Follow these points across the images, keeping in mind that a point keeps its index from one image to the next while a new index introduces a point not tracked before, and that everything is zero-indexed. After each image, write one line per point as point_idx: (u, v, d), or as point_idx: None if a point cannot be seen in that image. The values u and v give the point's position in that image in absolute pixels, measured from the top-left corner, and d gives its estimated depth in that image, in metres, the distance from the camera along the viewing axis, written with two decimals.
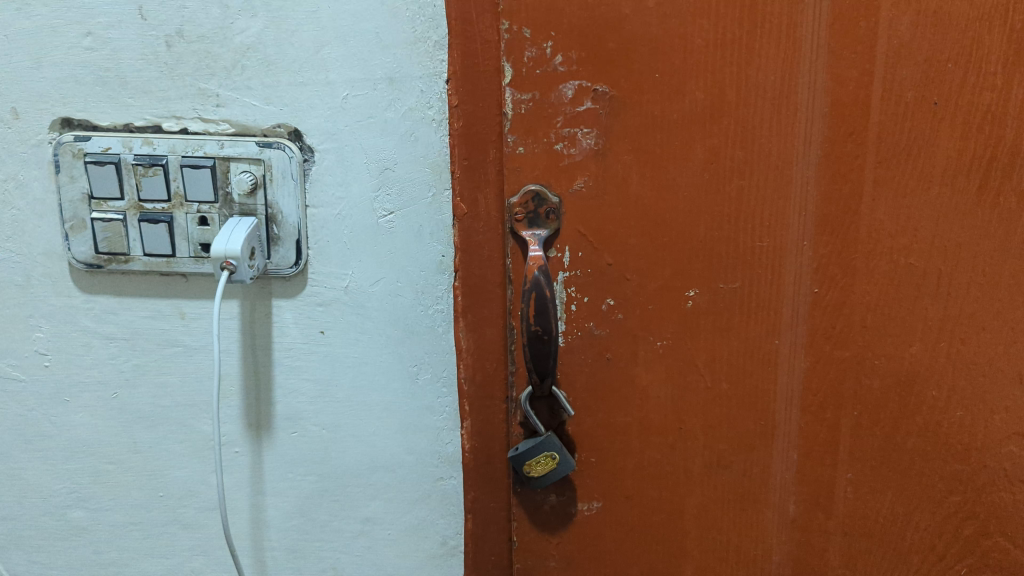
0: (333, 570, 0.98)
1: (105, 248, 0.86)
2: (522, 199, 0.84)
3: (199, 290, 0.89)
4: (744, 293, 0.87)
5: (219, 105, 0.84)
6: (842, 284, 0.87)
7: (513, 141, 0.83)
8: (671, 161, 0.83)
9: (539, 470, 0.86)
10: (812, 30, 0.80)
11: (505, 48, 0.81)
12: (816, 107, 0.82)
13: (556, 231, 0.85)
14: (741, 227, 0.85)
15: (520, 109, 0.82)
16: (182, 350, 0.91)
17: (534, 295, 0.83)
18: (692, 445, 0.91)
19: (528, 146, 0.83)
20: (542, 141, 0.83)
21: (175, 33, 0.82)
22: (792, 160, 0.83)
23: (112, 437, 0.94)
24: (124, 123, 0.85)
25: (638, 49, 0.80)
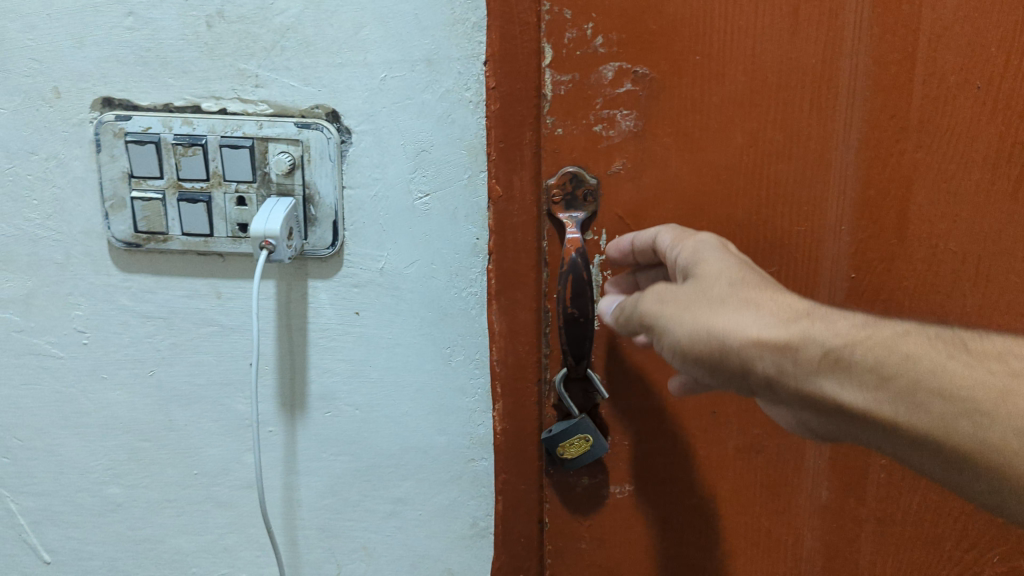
0: (364, 549, 0.99)
1: (144, 227, 0.87)
2: (559, 181, 0.84)
3: (236, 270, 0.90)
4: (780, 278, 0.87)
5: (258, 86, 0.84)
6: (881, 270, 0.86)
7: (552, 122, 0.83)
8: (710, 144, 0.82)
9: (573, 452, 0.87)
10: (855, 11, 0.79)
11: (545, 28, 0.80)
12: (857, 91, 0.81)
13: (593, 214, 0.85)
14: (779, 212, 0.84)
15: (559, 90, 0.82)
16: (218, 330, 0.92)
17: (572, 277, 0.82)
18: (726, 429, 0.92)
19: (567, 127, 0.83)
20: (580, 123, 0.83)
21: (216, 13, 0.82)
22: (832, 144, 0.82)
23: (149, 414, 0.96)
24: (164, 103, 0.85)
25: (679, 31, 0.79)
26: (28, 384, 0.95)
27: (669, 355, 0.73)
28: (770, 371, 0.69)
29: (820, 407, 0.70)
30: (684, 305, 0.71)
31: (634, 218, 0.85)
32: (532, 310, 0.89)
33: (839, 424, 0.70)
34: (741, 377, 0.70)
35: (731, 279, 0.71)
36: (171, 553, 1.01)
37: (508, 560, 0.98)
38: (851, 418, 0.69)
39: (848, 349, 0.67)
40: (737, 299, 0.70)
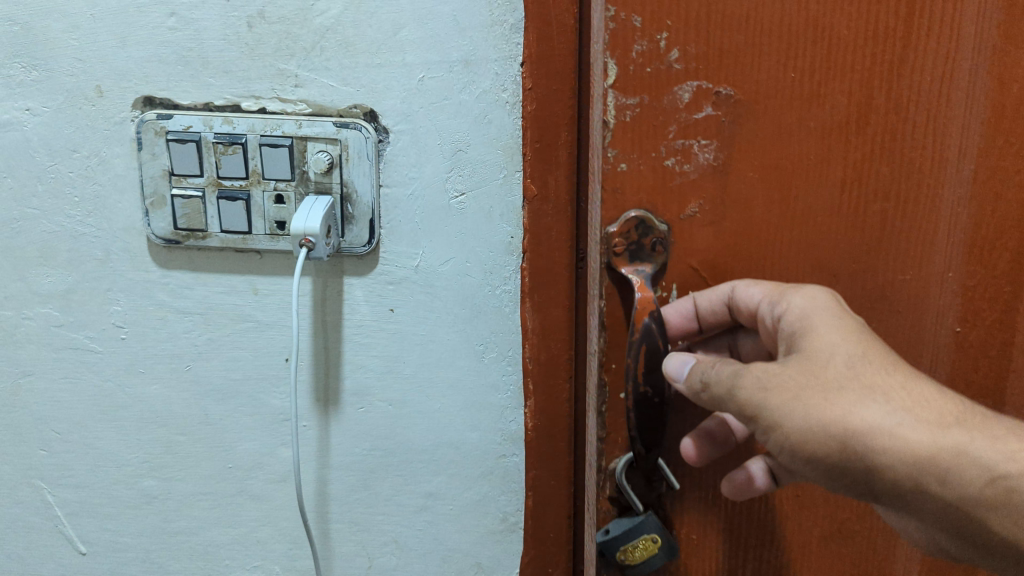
0: (395, 543, 1.00)
1: (184, 224, 0.88)
2: (622, 227, 0.78)
3: (272, 267, 0.91)
4: (882, 327, 0.84)
5: (297, 86, 0.85)
6: (989, 314, 0.84)
7: (614, 155, 0.77)
8: (808, 180, 0.78)
9: (635, 555, 0.83)
10: (974, 28, 0.76)
11: (610, 39, 0.74)
12: (975, 116, 0.78)
13: (662, 265, 0.80)
14: (881, 253, 0.81)
15: (624, 115, 0.76)
16: (254, 325, 0.93)
17: (646, 347, 0.77)
18: (811, 513, 0.88)
19: (632, 161, 0.78)
20: (649, 156, 0.78)
21: (257, 14, 0.84)
22: (943, 178, 0.80)
23: (185, 408, 0.97)
24: (204, 102, 0.86)
25: (768, 47, 0.74)
26: (67, 378, 0.96)
27: (773, 448, 0.71)
28: (903, 478, 0.70)
29: (957, 527, 0.72)
30: (795, 391, 0.68)
31: (705, 262, 0.81)
32: (564, 308, 0.92)
33: (974, 551, 0.74)
34: (861, 470, 0.69)
35: (849, 357, 0.69)
36: (205, 546, 1.02)
37: (536, 554, 1.00)
38: (985, 536, 0.72)
39: (1009, 474, 0.69)
40: (861, 385, 0.69)
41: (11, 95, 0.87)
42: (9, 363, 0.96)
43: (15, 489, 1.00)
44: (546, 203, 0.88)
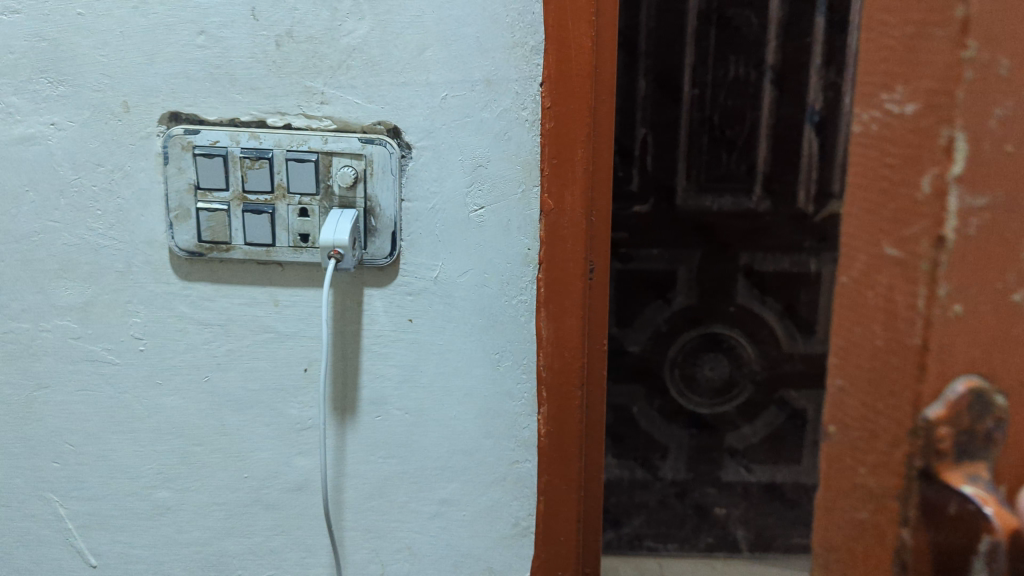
0: (408, 550, 1.02)
1: (208, 236, 0.90)
2: (952, 408, 0.43)
3: (294, 279, 0.93)
4: None
5: (323, 102, 0.88)
6: None
7: (946, 292, 0.42)
8: None
9: None
10: None
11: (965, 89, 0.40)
12: None
13: (996, 463, 0.44)
14: None
15: (968, 227, 0.41)
16: (274, 336, 0.95)
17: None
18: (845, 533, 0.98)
19: (970, 303, 0.42)
20: (993, 293, 0.42)
21: (286, 33, 0.86)
22: None
23: (201, 419, 0.98)
24: (230, 118, 0.89)
25: None
26: (83, 390, 0.97)
27: None
28: None
29: None
30: None
31: None
32: (576, 318, 0.95)
33: None
34: None
35: None
36: (217, 556, 1.03)
37: (547, 559, 1.02)
38: None
39: None
40: None
41: (36, 109, 0.89)
42: (25, 375, 0.96)
43: (26, 503, 1.01)
44: (562, 216, 0.91)
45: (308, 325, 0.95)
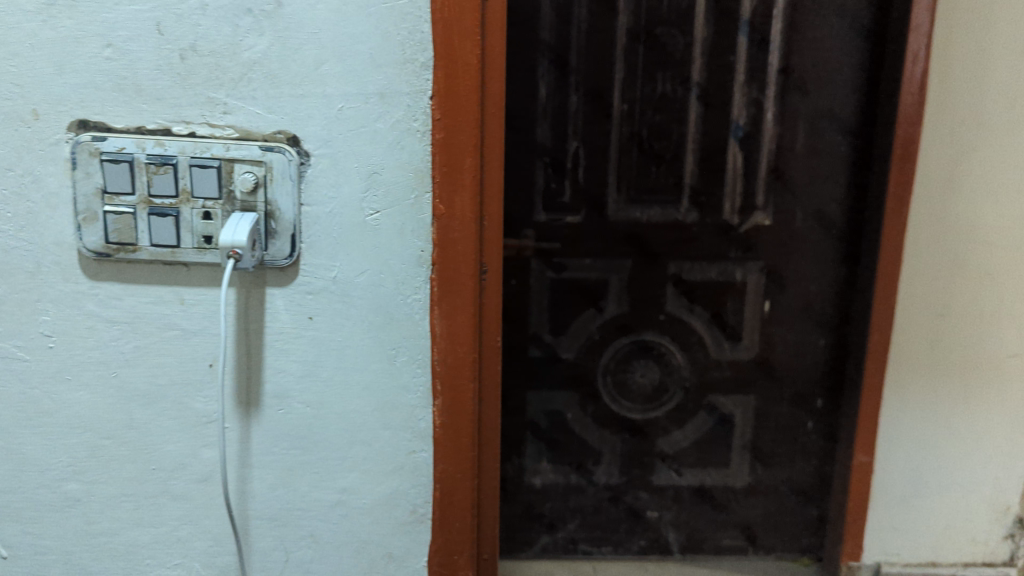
0: (311, 537, 1.08)
1: (115, 238, 0.95)
2: None
3: (198, 279, 0.99)
4: None
5: (226, 112, 0.94)
6: None
7: None
8: None
9: None
10: None
11: None
12: None
13: None
14: None
15: None
16: (180, 333, 1.00)
17: None
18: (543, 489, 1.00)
19: None
20: None
21: (189, 47, 0.92)
22: None
23: (110, 413, 1.02)
24: (136, 126, 0.94)
25: None
26: None
27: None
28: None
29: None
30: None
31: None
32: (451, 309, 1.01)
33: None
34: None
35: None
36: (126, 546, 1.07)
37: (444, 543, 1.09)
38: None
39: None
40: None
41: None
42: None
43: None
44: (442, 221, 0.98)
45: (212, 322, 1.00)
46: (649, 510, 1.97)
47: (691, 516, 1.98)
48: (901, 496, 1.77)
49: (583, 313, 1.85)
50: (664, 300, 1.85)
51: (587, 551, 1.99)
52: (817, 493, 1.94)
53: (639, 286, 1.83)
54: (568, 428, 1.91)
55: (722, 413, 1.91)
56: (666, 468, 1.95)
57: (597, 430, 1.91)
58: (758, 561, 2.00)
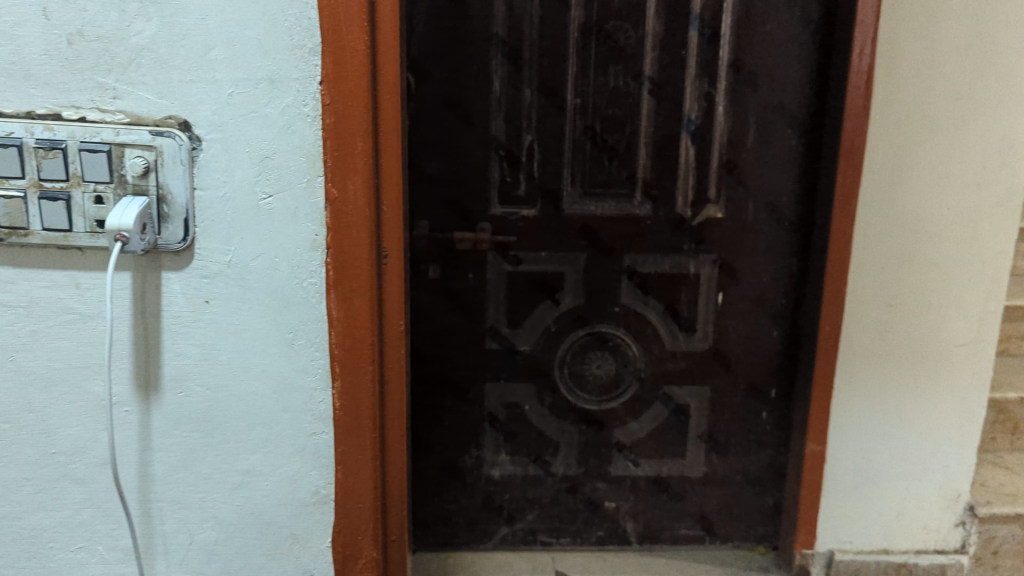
0: (214, 519, 1.09)
1: (6, 222, 0.96)
2: None
3: (93, 263, 0.99)
4: None
5: (116, 97, 0.95)
6: None
7: None
8: None
9: None
10: None
11: None
12: None
13: None
14: None
15: None
16: (77, 317, 1.01)
17: None
18: None
19: None
20: None
21: (77, 32, 0.93)
22: None
23: (8, 397, 1.03)
24: (26, 110, 0.94)
25: None
26: None
27: None
28: None
29: None
30: None
31: None
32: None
33: None
34: None
35: None
36: (29, 530, 1.08)
37: (348, 522, 1.12)
38: None
39: None
40: None
41: None
42: None
43: None
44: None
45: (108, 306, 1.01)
46: (607, 501, 1.99)
47: (648, 507, 2.00)
48: (856, 480, 1.79)
49: (541, 305, 1.85)
50: (619, 292, 1.85)
51: (546, 542, 2.00)
52: (772, 484, 1.96)
53: (594, 279, 1.84)
54: (524, 419, 1.92)
55: (677, 404, 1.93)
56: (623, 459, 1.96)
57: (555, 420, 1.92)
58: (715, 550, 2.02)
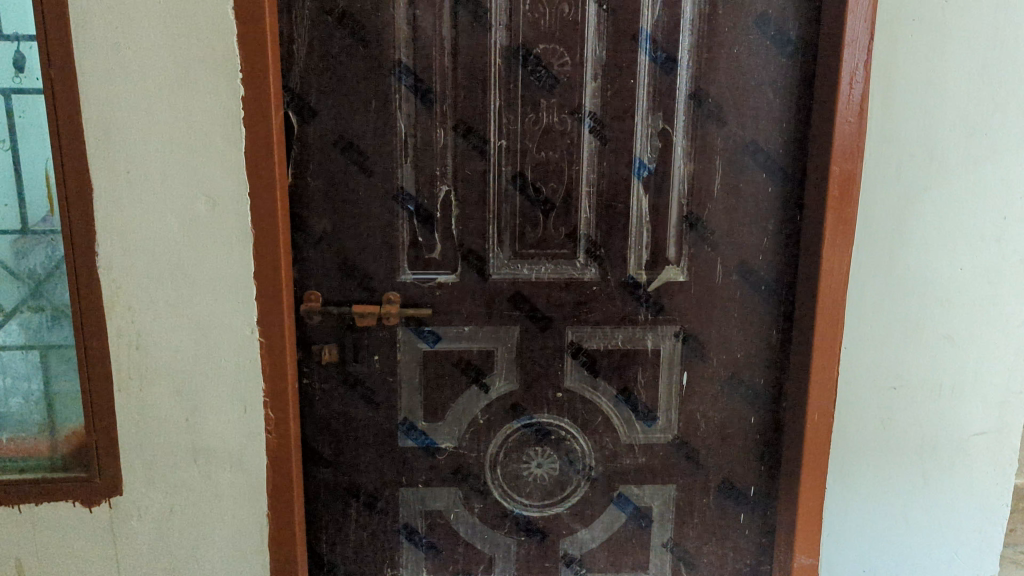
0: None
1: (114, 335, 0.80)
2: None
3: (207, 372, 0.83)
4: None
5: (215, 161, 0.78)
6: None
7: None
8: None
9: None
10: None
11: None
12: None
13: None
14: None
15: None
16: (191, 450, 0.84)
17: None
18: None
19: None
20: None
21: (174, 82, 0.76)
22: None
23: (109, 539, 0.85)
24: (129, 204, 0.78)
25: None
26: None
27: None
28: None
29: None
30: None
31: None
32: None
33: None
34: None
35: None
36: None
37: None
38: None
39: None
40: None
41: None
42: None
43: None
44: None
45: (234, 430, 0.84)
46: None
47: None
48: None
49: None
50: None
51: None
52: None
53: None
54: None
55: None
56: None
57: None
58: None
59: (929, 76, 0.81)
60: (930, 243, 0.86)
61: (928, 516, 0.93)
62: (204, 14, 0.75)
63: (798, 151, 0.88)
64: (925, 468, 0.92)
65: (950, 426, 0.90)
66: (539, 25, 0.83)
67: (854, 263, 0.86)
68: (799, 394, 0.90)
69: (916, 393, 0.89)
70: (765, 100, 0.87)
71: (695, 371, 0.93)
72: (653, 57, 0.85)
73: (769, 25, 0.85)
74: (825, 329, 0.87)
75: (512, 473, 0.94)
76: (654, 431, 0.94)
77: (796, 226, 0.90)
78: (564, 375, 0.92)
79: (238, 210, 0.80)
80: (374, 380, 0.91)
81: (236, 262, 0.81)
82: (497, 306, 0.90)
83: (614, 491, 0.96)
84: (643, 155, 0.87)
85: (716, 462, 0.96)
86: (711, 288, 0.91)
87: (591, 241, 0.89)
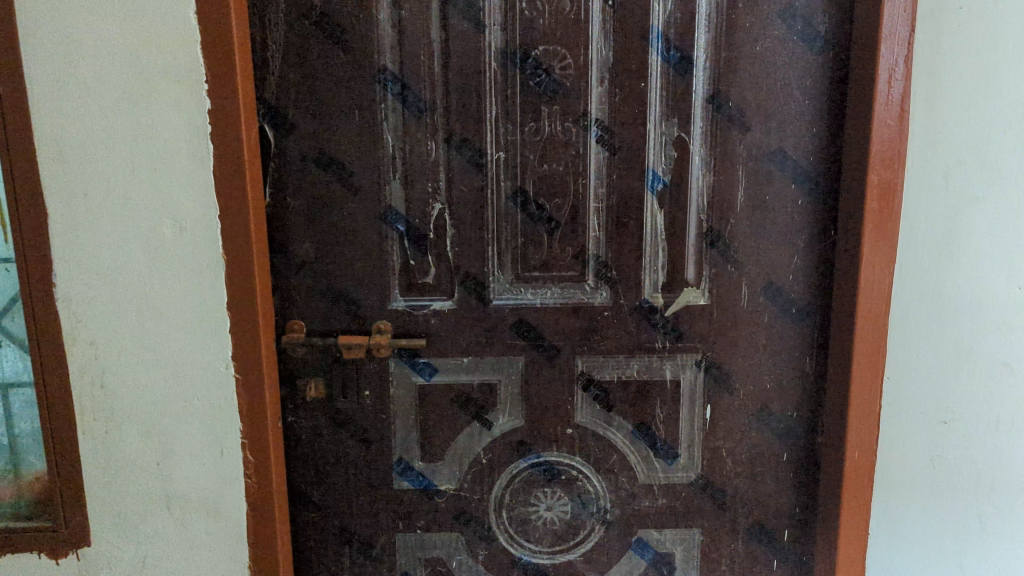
0: None
1: (77, 374, 0.73)
2: None
3: (179, 413, 0.75)
4: None
5: (180, 182, 0.71)
6: None
7: None
8: None
9: None
10: None
11: None
12: None
13: None
14: None
15: None
16: (164, 497, 0.77)
17: None
18: None
19: None
20: None
21: (132, 94, 0.68)
22: None
23: None
24: (87, 230, 0.70)
25: None
26: None
27: None
28: None
29: None
30: None
31: None
32: None
33: None
34: None
35: None
36: None
37: None
38: None
39: None
40: None
41: None
42: None
43: None
44: None
45: (210, 475, 0.77)
46: None
47: None
48: None
49: None
50: None
51: None
52: None
53: None
54: None
55: None
56: None
57: None
58: None
59: (979, 72, 0.72)
60: (983, 260, 0.76)
61: (985, 565, 0.83)
62: (165, 20, 0.67)
63: (831, 158, 0.79)
64: (982, 513, 0.81)
65: (1009, 465, 0.80)
66: (539, 24, 0.75)
67: (896, 284, 0.76)
68: (837, 429, 0.81)
69: (969, 429, 0.79)
70: (794, 103, 0.78)
71: (719, 404, 0.84)
72: (666, 57, 0.76)
73: (796, 18, 0.76)
74: (864, 356, 0.77)
75: (520, 517, 0.86)
76: (675, 471, 0.85)
77: (830, 242, 0.80)
78: (574, 410, 0.84)
79: (207, 236, 0.72)
80: (365, 417, 0.83)
81: (207, 292, 0.73)
82: (498, 335, 0.81)
83: (632, 535, 0.87)
84: (657, 167, 0.79)
85: (745, 504, 0.86)
86: (736, 312, 0.82)
87: (601, 262, 0.80)
